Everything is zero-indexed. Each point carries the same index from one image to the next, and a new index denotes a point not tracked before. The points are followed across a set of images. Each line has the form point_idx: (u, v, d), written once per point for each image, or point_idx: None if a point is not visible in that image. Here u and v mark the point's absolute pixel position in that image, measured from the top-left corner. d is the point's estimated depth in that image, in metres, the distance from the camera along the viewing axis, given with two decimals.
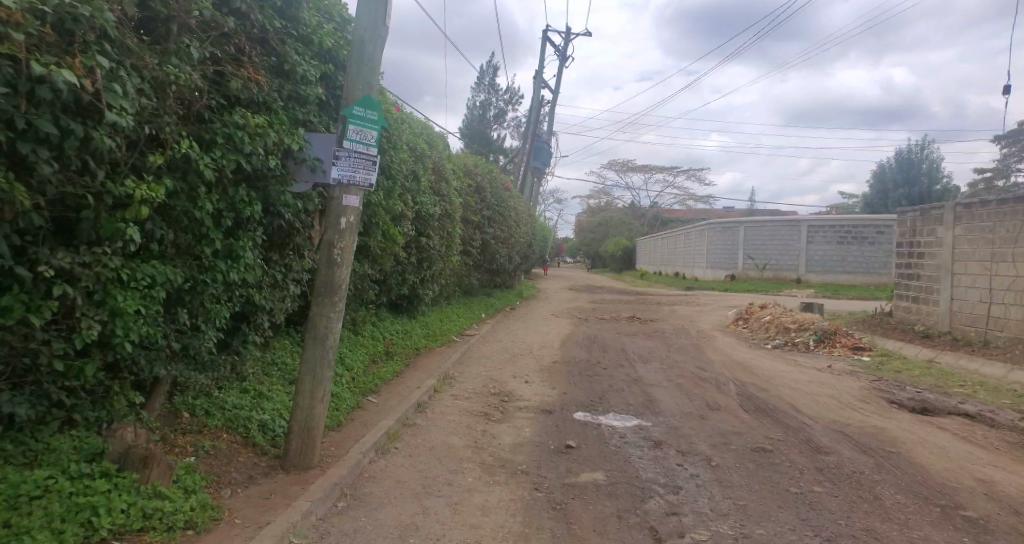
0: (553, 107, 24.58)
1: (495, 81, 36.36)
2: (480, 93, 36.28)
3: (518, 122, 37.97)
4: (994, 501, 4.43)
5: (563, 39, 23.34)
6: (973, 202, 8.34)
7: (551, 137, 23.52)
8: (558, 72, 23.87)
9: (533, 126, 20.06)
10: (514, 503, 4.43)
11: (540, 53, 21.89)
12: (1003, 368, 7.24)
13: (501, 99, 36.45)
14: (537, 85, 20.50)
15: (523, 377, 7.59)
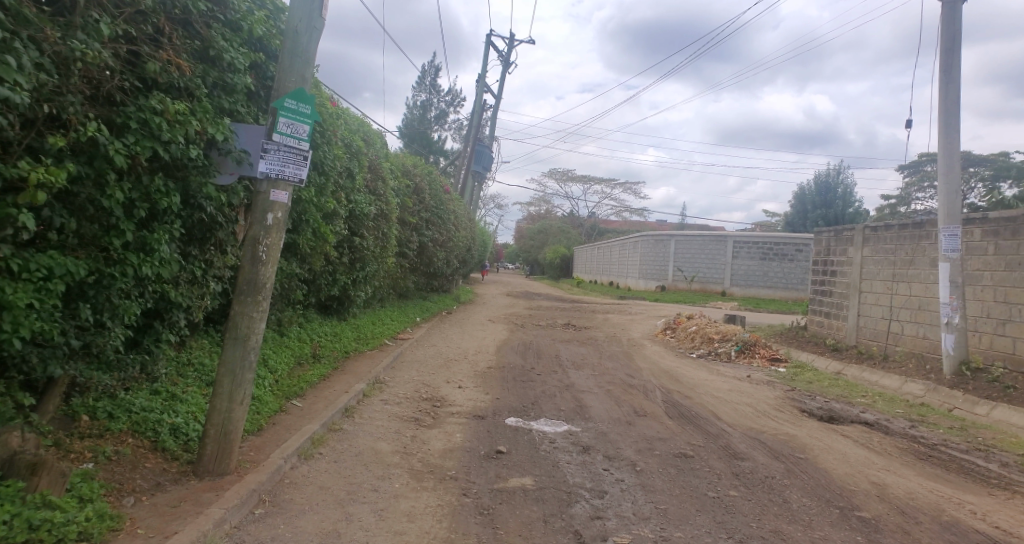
0: (495, 112, 24.68)
1: (437, 82, 36.13)
2: (422, 93, 35.88)
3: (459, 125, 37.83)
4: (886, 502, 4.78)
5: (507, 45, 23.57)
6: (879, 225, 9.01)
7: (492, 142, 23.57)
8: (501, 77, 24.04)
9: (474, 131, 20.08)
10: (441, 509, 4.38)
11: (483, 57, 21.98)
12: (900, 380, 7.84)
13: (444, 101, 36.23)
14: (479, 89, 20.53)
15: (456, 382, 7.54)
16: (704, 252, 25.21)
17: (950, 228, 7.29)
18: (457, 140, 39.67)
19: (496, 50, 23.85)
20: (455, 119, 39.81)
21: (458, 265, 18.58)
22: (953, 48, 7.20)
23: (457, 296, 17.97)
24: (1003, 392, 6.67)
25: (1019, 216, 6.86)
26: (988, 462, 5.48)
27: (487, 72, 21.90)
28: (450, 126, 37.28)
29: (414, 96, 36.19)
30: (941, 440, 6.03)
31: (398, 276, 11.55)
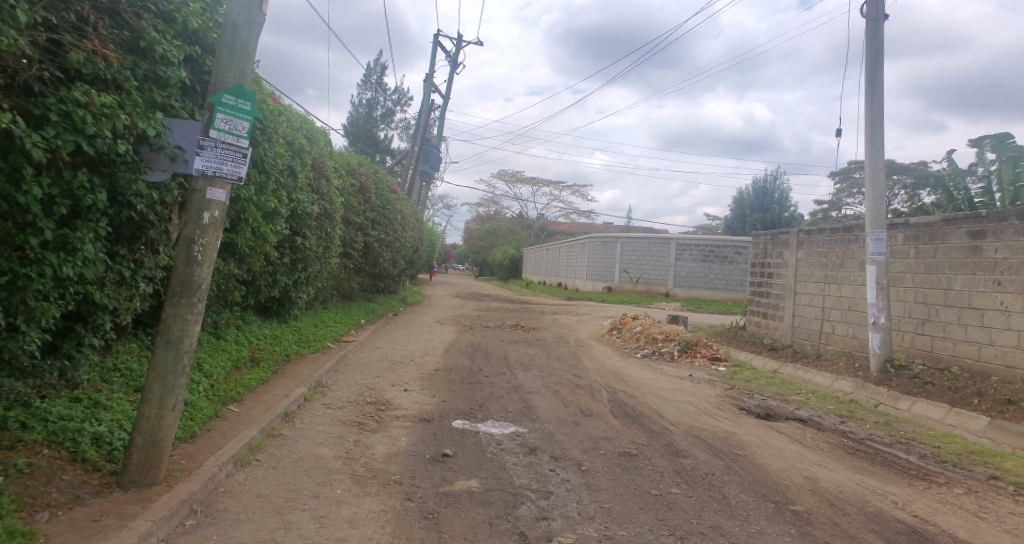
0: (443, 112, 24.56)
1: (383, 80, 35.58)
2: (368, 91, 35.21)
3: (406, 124, 37.39)
4: (817, 495, 4.99)
5: (454, 45, 23.53)
6: (812, 229, 9.43)
7: (440, 142, 23.42)
8: (449, 78, 23.96)
9: (421, 131, 19.92)
10: (384, 515, 4.31)
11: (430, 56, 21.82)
12: (831, 377, 8.22)
13: (391, 100, 35.74)
14: (426, 88, 20.36)
15: (402, 385, 7.44)
16: (650, 254, 25.78)
17: (876, 232, 7.71)
18: (404, 139, 39.23)
19: (443, 50, 23.75)
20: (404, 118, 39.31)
21: (406, 265, 18.37)
22: (877, 62, 7.60)
23: (404, 297, 17.75)
24: (923, 387, 7.10)
25: (937, 221, 7.34)
26: (909, 454, 5.80)
27: (435, 72, 21.74)
28: (397, 125, 36.85)
29: (361, 94, 35.53)
30: (867, 434, 6.36)
31: (342, 277, 11.31)
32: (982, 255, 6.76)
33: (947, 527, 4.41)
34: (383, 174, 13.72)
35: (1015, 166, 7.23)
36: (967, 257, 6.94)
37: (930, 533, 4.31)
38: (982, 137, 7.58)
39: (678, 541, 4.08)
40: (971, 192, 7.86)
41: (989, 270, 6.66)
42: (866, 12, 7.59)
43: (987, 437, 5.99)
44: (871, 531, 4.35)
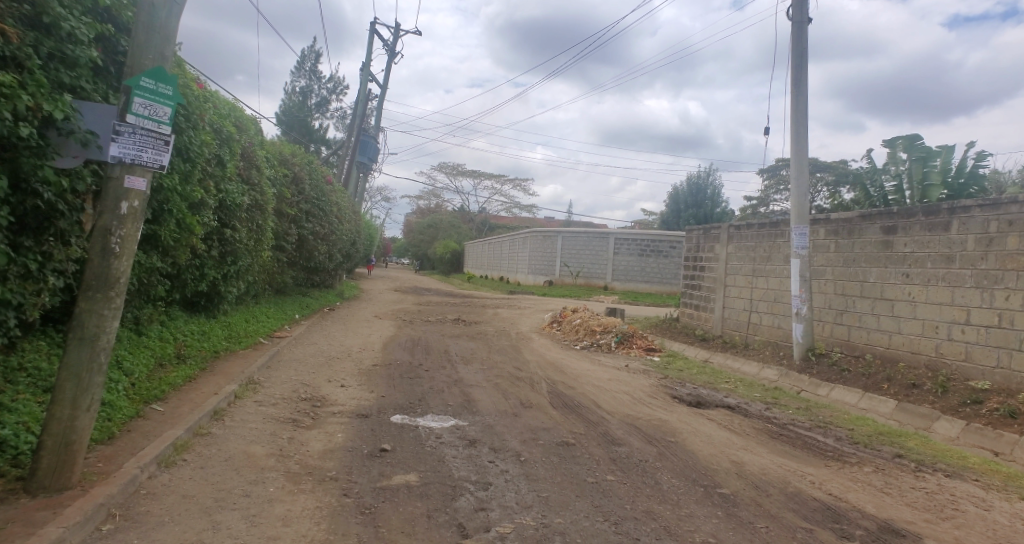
0: (380, 102, 24.09)
1: (317, 67, 34.47)
2: (301, 78, 34.05)
3: (343, 113, 36.38)
4: (742, 478, 5.23)
5: (393, 34, 23.13)
6: (742, 225, 9.83)
7: (377, 132, 23.00)
8: (386, 67, 23.55)
9: (358, 120, 19.47)
10: (319, 511, 4.23)
11: (368, 44, 21.31)
12: (757, 366, 8.64)
13: (326, 88, 34.73)
14: (363, 77, 19.89)
15: (338, 381, 7.31)
16: (590, 248, 26.24)
17: (800, 227, 8.11)
18: (340, 129, 38.15)
19: (381, 38, 23.29)
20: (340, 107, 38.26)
21: (342, 259, 17.98)
22: (801, 64, 7.95)
23: (340, 291, 17.36)
24: (840, 374, 7.56)
25: (854, 217, 7.81)
26: (826, 437, 6.17)
27: (371, 60, 21.25)
28: (333, 114, 35.80)
29: (294, 80, 34.32)
30: (789, 419, 6.71)
31: (274, 271, 10.97)
32: (894, 249, 7.25)
33: (857, 504, 4.72)
34: (318, 164, 13.36)
35: (924, 165, 7.75)
36: (880, 251, 7.43)
37: (842, 509, 4.61)
38: (894, 137, 8.04)
39: (612, 526, 4.21)
40: (886, 189, 8.33)
41: (899, 263, 7.16)
42: (791, 16, 7.92)
43: (895, 418, 6.46)
44: (791, 510, 4.60)
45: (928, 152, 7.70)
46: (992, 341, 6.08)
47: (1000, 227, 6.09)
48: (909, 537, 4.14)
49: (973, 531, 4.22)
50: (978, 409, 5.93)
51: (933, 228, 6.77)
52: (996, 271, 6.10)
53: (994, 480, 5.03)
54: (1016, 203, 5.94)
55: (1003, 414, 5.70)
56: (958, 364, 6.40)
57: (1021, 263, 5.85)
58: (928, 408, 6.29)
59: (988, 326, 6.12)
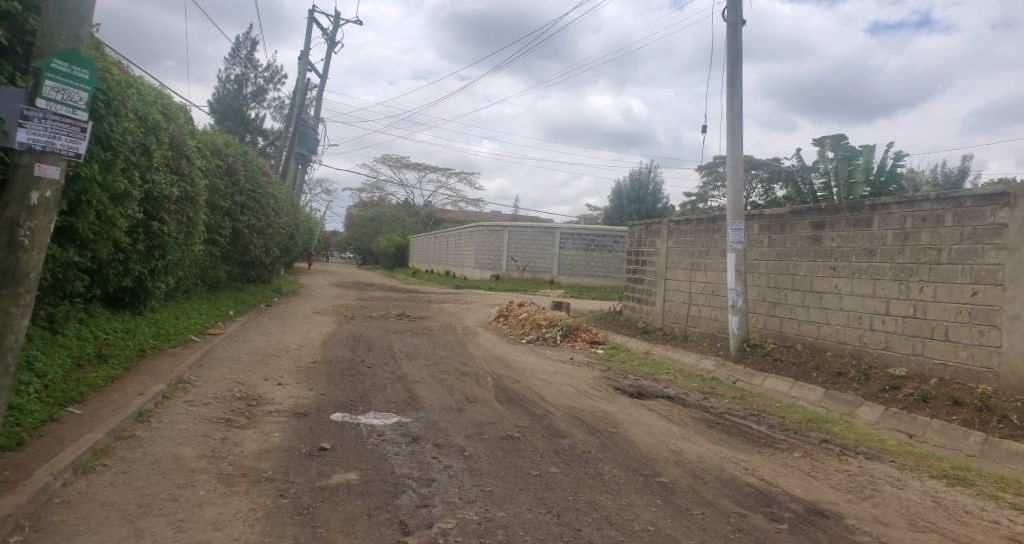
0: (320, 92, 23.51)
1: (252, 55, 33.16)
2: (236, 66, 32.64)
3: (281, 103, 35.20)
4: (681, 467, 5.37)
5: (333, 23, 22.64)
6: (681, 220, 10.09)
7: (317, 123, 22.40)
8: (326, 56, 23.00)
9: (297, 111, 18.92)
10: (253, 514, 4.09)
11: (307, 32, 20.74)
12: (696, 357, 8.90)
13: (263, 77, 33.50)
14: (302, 67, 19.34)
15: (275, 378, 7.10)
16: (536, 243, 26.41)
17: (736, 223, 8.36)
18: (278, 120, 36.84)
19: (319, 26, 22.72)
20: (279, 97, 36.97)
21: (280, 253, 17.42)
22: (735, 64, 8.20)
23: (279, 287, 16.82)
24: (773, 363, 7.86)
25: (786, 213, 8.15)
26: (759, 424, 6.41)
27: (311, 49, 20.68)
28: (270, 104, 34.59)
29: (229, 68, 32.84)
30: (725, 408, 6.94)
31: (207, 265, 10.54)
32: (822, 244, 7.62)
33: (787, 487, 4.91)
34: (253, 155, 12.92)
35: (849, 164, 8.15)
36: (809, 245, 7.81)
37: (773, 493, 4.79)
38: (822, 136, 8.40)
39: (554, 518, 4.24)
40: (815, 186, 8.72)
41: (827, 257, 7.54)
42: (726, 17, 8.14)
43: (822, 405, 6.77)
44: (725, 496, 4.75)
45: (852, 151, 8.09)
46: (908, 330, 6.53)
47: (914, 223, 6.53)
48: (833, 517, 4.35)
49: (890, 509, 4.47)
50: (895, 394, 6.33)
51: (858, 224, 7.16)
52: (911, 264, 6.54)
53: (908, 460, 5.35)
54: (928, 200, 6.39)
55: (917, 399, 6.11)
56: (879, 353, 6.84)
57: (933, 257, 6.33)
58: (852, 394, 6.63)
59: (905, 317, 6.58)
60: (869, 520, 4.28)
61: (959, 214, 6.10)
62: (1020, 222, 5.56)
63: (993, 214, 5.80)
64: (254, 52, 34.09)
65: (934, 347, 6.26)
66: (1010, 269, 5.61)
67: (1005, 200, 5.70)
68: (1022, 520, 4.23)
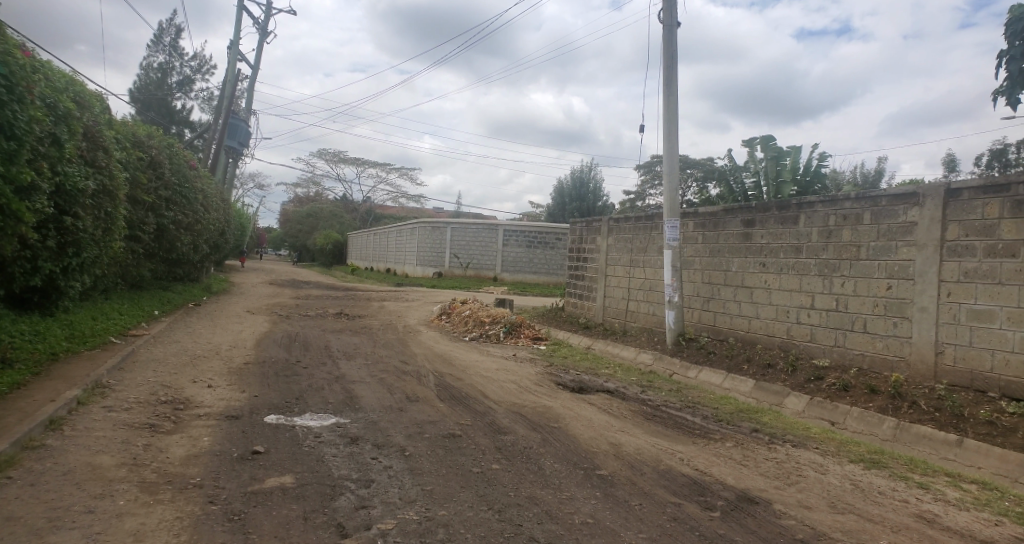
0: (252, 84, 22.69)
1: (177, 43, 31.50)
2: (159, 53, 30.89)
3: (210, 94, 33.66)
4: (620, 459, 5.48)
5: (265, 13, 21.89)
6: (620, 218, 10.29)
7: (248, 116, 21.58)
8: (259, 47, 22.25)
9: (228, 102, 18.19)
10: (179, 522, 3.90)
11: (237, 21, 19.97)
12: (634, 351, 9.11)
13: (190, 66, 31.91)
14: (233, 57, 18.62)
15: (204, 381, 6.81)
16: (478, 240, 26.40)
17: (672, 221, 8.58)
18: (206, 111, 35.10)
19: (250, 16, 21.90)
20: (208, 88, 35.30)
21: (209, 250, 16.67)
22: (671, 66, 8.40)
23: (209, 286, 16.12)
24: (707, 356, 8.12)
25: (718, 211, 8.45)
26: (694, 416, 6.62)
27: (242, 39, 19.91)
28: (198, 95, 33.02)
29: (152, 54, 30.96)
30: (662, 401, 7.11)
31: (128, 263, 9.97)
32: (752, 241, 7.94)
33: (719, 476, 5.09)
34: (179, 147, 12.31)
35: (777, 164, 8.51)
36: (741, 242, 8.11)
37: (707, 482, 4.95)
38: (752, 137, 8.71)
39: (496, 514, 4.25)
40: (746, 185, 9.05)
41: (757, 254, 7.86)
42: (661, 19, 8.33)
43: (753, 396, 7.05)
44: (662, 486, 4.88)
45: (780, 152, 8.45)
46: (831, 323, 6.90)
47: (836, 220, 6.89)
48: (762, 503, 4.53)
49: (813, 493, 4.69)
50: (819, 384, 6.65)
51: (785, 221, 7.49)
52: (834, 260, 6.91)
53: (830, 446, 5.65)
54: (848, 199, 6.74)
55: (838, 388, 6.45)
56: (806, 345, 7.19)
57: (853, 253, 6.69)
58: (780, 385, 6.93)
59: (828, 310, 6.95)
60: (795, 505, 4.48)
61: (876, 212, 6.46)
62: (928, 221, 5.97)
63: (905, 213, 6.19)
64: (180, 39, 32.32)
65: (854, 338, 6.64)
66: (920, 264, 6.03)
67: (916, 200, 6.10)
68: (929, 498, 4.53)
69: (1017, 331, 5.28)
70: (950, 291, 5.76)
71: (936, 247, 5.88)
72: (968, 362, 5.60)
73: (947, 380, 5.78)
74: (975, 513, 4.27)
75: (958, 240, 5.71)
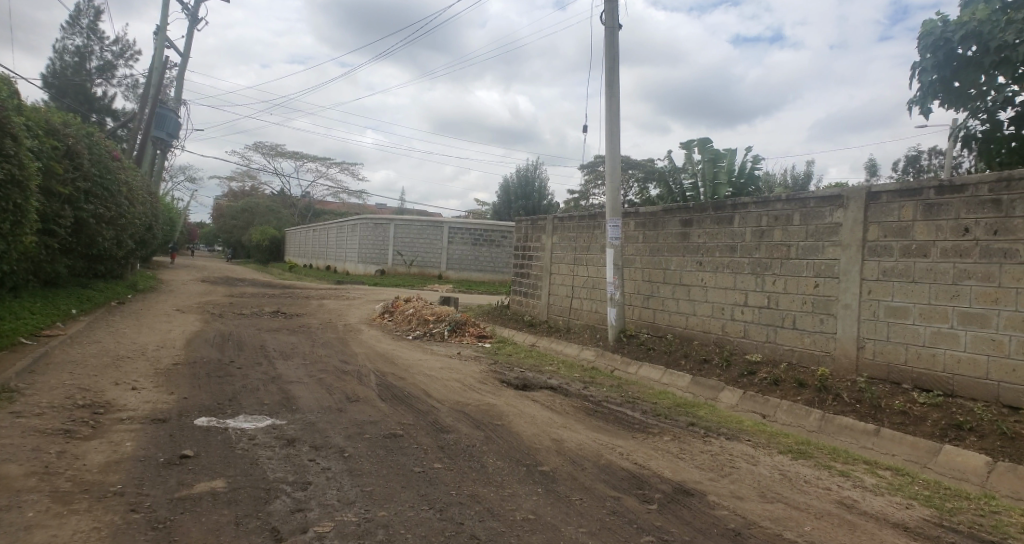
0: (181, 73, 21.69)
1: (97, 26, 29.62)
2: (76, 36, 28.95)
3: (135, 82, 31.90)
4: (561, 455, 5.54)
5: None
6: (564, 216, 10.40)
7: (177, 106, 20.60)
8: (189, 34, 21.29)
9: (155, 90, 17.32)
10: (97, 533, 3.69)
11: (165, 6, 19.03)
12: (577, 348, 9.23)
13: (112, 51, 30.10)
14: (161, 44, 17.75)
15: (127, 383, 6.47)
16: (423, 238, 26.17)
17: (614, 220, 8.72)
18: (132, 100, 33.23)
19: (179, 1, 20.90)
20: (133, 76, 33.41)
21: (135, 246, 15.82)
22: (612, 67, 8.54)
23: (135, 284, 15.31)
24: (647, 352, 8.32)
25: (658, 211, 8.65)
26: (634, 410, 6.76)
27: (169, 25, 18.97)
28: (122, 82, 31.22)
29: (69, 36, 28.95)
30: (603, 397, 7.23)
31: (40, 258, 9.35)
32: (690, 240, 8.17)
33: (657, 470, 5.21)
34: (99, 135, 11.63)
35: (714, 166, 8.81)
36: (679, 241, 8.34)
37: (645, 476, 5.06)
38: (690, 139, 8.96)
39: (436, 513, 4.21)
40: (684, 186, 9.30)
41: (694, 253, 8.10)
42: (604, 20, 8.46)
43: (690, 391, 7.26)
44: (602, 480, 4.95)
45: (717, 154, 8.74)
46: (763, 320, 7.18)
47: (768, 221, 7.17)
48: (697, 495, 4.66)
49: (744, 484, 4.86)
50: (752, 379, 6.91)
51: (721, 222, 7.75)
52: (765, 259, 7.20)
53: (761, 438, 5.88)
54: (780, 201, 7.03)
55: (769, 382, 6.72)
56: (739, 341, 7.46)
57: (784, 253, 6.98)
58: (716, 380, 7.17)
59: (760, 307, 7.22)
60: (727, 495, 4.62)
61: (805, 213, 6.76)
62: (852, 222, 6.29)
63: (831, 214, 6.50)
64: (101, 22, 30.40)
65: (785, 334, 6.93)
66: (844, 263, 6.35)
67: (841, 202, 6.41)
68: (849, 485, 4.77)
69: (928, 327, 5.62)
70: (870, 289, 6.09)
71: (859, 247, 6.20)
72: (885, 356, 5.94)
73: (868, 373, 6.11)
74: (889, 497, 4.52)
75: (878, 240, 6.04)
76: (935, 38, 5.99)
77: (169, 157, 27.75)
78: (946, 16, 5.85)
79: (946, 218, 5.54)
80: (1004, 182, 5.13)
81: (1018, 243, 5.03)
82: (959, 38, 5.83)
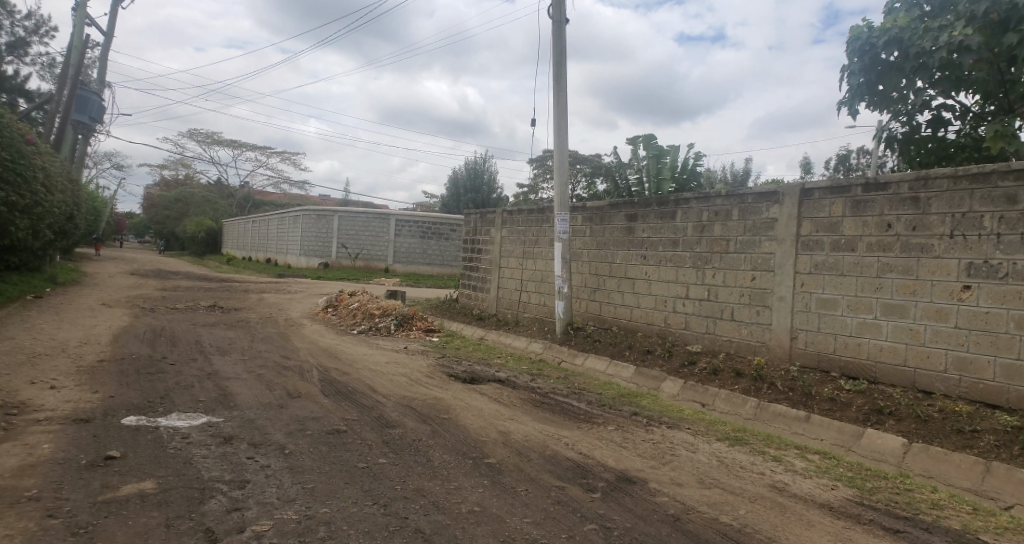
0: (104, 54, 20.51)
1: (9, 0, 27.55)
2: None
3: (54, 63, 29.94)
4: (508, 447, 5.56)
5: None
6: (514, 210, 10.43)
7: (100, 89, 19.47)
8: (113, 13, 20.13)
9: (75, 71, 16.33)
10: (10, 540, 3.46)
11: None
12: (525, 341, 9.29)
13: (27, 28, 28.10)
14: (82, 22, 16.73)
15: (45, 382, 6.10)
16: (368, 230, 25.73)
17: (561, 214, 8.78)
18: (52, 81, 31.14)
19: None
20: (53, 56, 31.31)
21: (55, 237, 14.86)
22: (559, 61, 8.59)
23: (55, 278, 14.41)
24: (593, 344, 8.44)
25: (605, 206, 8.78)
26: (579, 401, 6.85)
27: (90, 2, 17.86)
28: (40, 62, 29.25)
29: None
30: (550, 388, 7.31)
31: None
32: (635, 234, 8.34)
33: (601, 459, 5.30)
34: (12, 118, 10.88)
35: (658, 161, 8.99)
36: (624, 235, 8.50)
37: (589, 465, 5.14)
38: (636, 136, 9.13)
39: (380, 508, 4.15)
40: (630, 181, 9.48)
41: (639, 247, 8.26)
42: (551, 14, 8.49)
43: (634, 381, 7.42)
44: (547, 471, 4.99)
45: (660, 150, 8.93)
46: (703, 312, 7.40)
47: (709, 217, 7.38)
48: (638, 482, 4.77)
49: (684, 471, 5.00)
50: (692, 369, 7.12)
51: (664, 216, 7.93)
52: (706, 253, 7.41)
53: (700, 426, 6.06)
54: (719, 196, 7.25)
55: (708, 372, 6.93)
56: (681, 333, 7.66)
57: (723, 247, 7.21)
58: (658, 371, 7.34)
59: (700, 299, 7.44)
60: (668, 482, 4.75)
61: (743, 209, 6.99)
62: (787, 217, 6.55)
63: (767, 210, 6.75)
64: None
65: (723, 326, 7.16)
66: (779, 257, 6.60)
67: (777, 198, 6.66)
68: (781, 469, 4.98)
69: (855, 317, 5.92)
70: (803, 282, 6.36)
71: (793, 242, 6.45)
72: (816, 345, 6.22)
73: (800, 362, 6.39)
74: (817, 479, 4.75)
75: (810, 235, 6.31)
76: (861, 43, 6.29)
77: (92, 143, 26.11)
78: (871, 22, 6.15)
79: (871, 215, 5.83)
80: (921, 180, 5.45)
81: (934, 238, 5.35)
82: (883, 44, 6.14)
